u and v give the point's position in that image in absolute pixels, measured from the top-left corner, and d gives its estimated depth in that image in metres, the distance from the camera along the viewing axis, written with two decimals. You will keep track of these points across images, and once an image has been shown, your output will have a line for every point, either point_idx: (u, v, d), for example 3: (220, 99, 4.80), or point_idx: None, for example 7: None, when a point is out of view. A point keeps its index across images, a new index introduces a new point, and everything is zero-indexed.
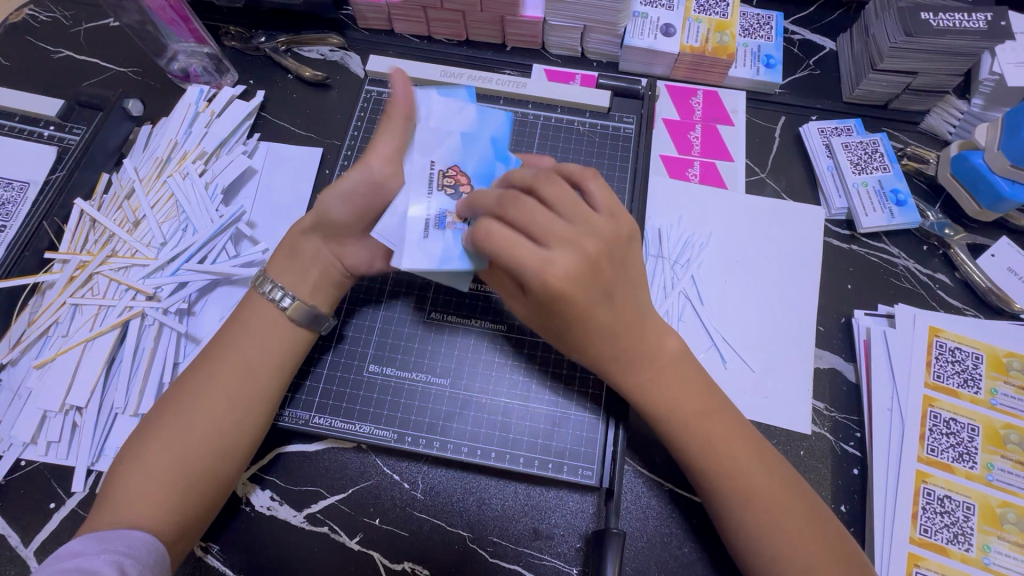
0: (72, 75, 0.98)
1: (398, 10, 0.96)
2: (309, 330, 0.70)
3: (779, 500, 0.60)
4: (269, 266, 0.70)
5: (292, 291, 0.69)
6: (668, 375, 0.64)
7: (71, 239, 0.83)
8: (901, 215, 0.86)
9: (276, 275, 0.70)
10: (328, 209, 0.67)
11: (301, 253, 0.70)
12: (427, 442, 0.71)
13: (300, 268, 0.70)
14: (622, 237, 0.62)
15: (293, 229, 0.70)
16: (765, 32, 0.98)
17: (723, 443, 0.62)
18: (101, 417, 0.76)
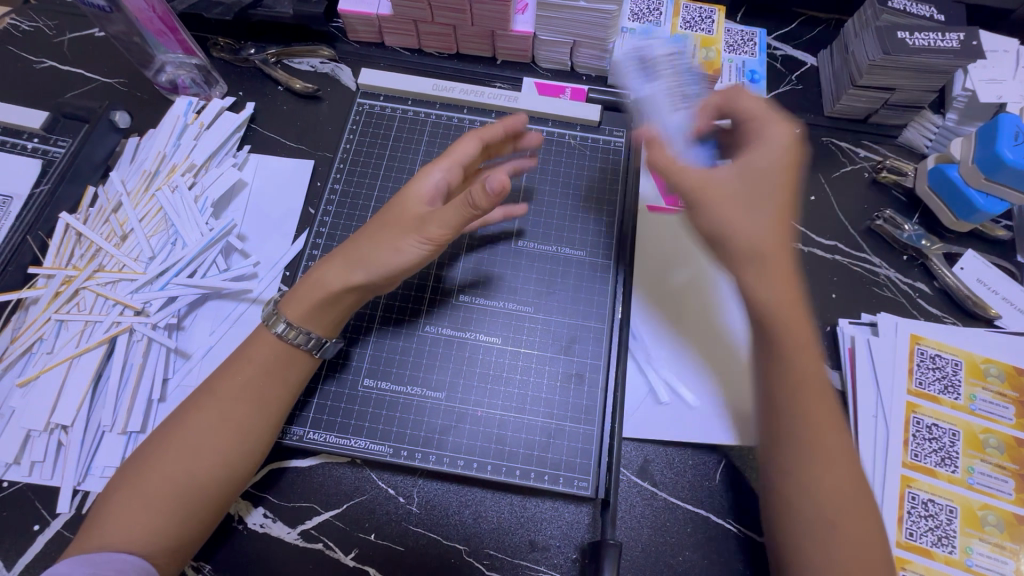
0: (55, 86, 0.96)
1: (389, 23, 0.96)
2: (316, 359, 0.70)
3: (832, 474, 0.60)
4: (285, 307, 0.68)
5: (316, 332, 0.68)
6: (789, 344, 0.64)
7: (56, 253, 0.81)
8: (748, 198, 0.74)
9: (300, 321, 0.68)
10: (394, 267, 0.66)
11: (339, 303, 0.68)
12: (423, 456, 0.71)
13: (337, 316, 0.69)
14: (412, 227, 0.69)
15: (325, 282, 0.67)
16: (749, 48, 1.00)
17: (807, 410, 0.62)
18: (88, 435, 0.74)
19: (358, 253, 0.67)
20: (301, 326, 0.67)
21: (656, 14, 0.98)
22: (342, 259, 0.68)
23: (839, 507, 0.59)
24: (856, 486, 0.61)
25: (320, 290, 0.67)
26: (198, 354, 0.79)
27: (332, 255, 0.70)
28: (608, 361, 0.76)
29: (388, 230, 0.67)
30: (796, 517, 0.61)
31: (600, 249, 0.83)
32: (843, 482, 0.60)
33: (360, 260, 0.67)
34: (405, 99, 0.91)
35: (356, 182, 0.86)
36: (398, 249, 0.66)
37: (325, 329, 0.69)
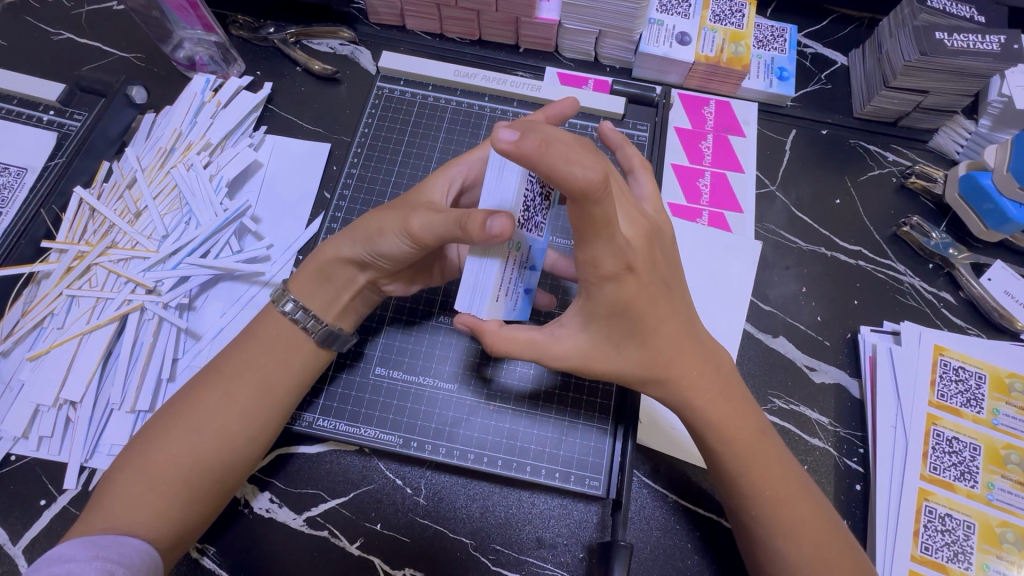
0: (72, 58, 0.95)
1: (411, 6, 0.94)
2: (328, 350, 0.69)
3: (768, 477, 0.62)
4: (293, 281, 0.68)
5: (322, 318, 0.67)
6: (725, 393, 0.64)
7: (69, 228, 0.80)
8: (518, 308, 0.63)
9: (299, 293, 0.67)
10: (376, 251, 0.63)
11: (333, 279, 0.67)
12: (433, 448, 0.70)
13: (333, 297, 0.67)
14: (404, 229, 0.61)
15: (328, 249, 0.66)
16: (779, 44, 0.98)
17: (755, 459, 0.63)
18: (96, 412, 0.74)
19: (367, 230, 0.64)
20: (303, 305, 0.67)
21: (685, 6, 0.95)
22: (352, 236, 0.65)
23: (793, 506, 0.61)
24: (800, 482, 0.64)
25: (325, 267, 0.66)
26: (209, 335, 0.79)
27: (350, 228, 0.66)
28: None
29: (394, 212, 0.62)
30: (764, 524, 0.61)
31: None
32: (780, 479, 0.62)
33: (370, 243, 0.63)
34: (426, 85, 0.89)
35: (373, 167, 0.85)
36: (382, 233, 0.62)
37: (335, 319, 0.68)
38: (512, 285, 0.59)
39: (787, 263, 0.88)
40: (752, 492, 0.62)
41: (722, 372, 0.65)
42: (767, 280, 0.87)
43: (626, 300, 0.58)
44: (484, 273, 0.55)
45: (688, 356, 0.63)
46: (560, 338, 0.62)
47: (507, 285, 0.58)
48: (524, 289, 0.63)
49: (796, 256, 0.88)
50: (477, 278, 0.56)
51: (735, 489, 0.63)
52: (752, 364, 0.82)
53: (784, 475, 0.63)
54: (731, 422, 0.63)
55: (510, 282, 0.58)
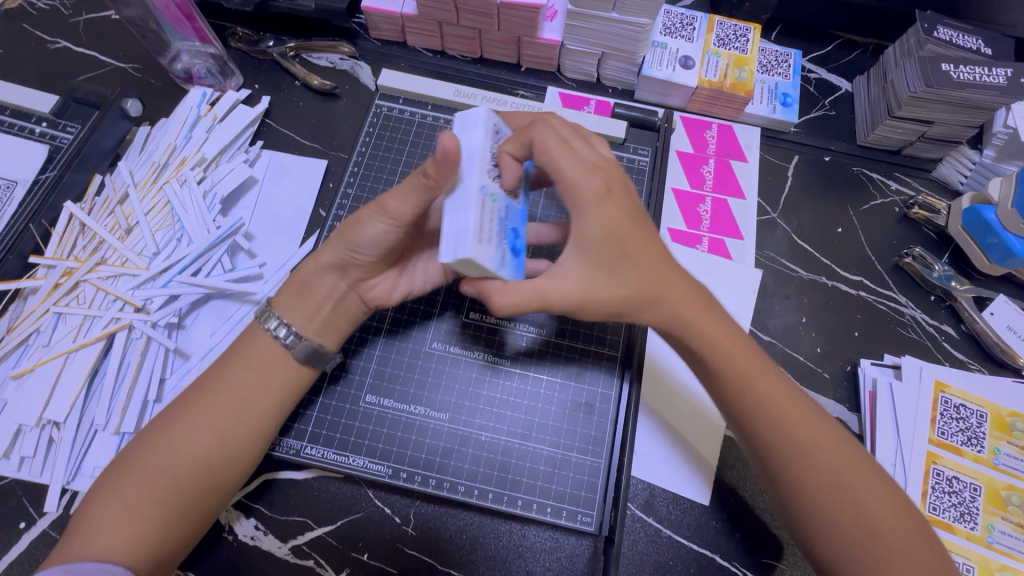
0: (68, 68, 0.94)
1: (413, 23, 0.93)
2: (312, 369, 0.67)
3: (775, 403, 0.60)
4: (274, 300, 0.67)
5: (302, 333, 0.65)
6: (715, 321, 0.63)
7: (58, 243, 0.79)
8: (509, 265, 0.58)
9: (281, 310, 0.66)
10: (357, 243, 0.63)
11: (314, 290, 0.66)
12: (423, 479, 0.68)
13: (314, 306, 0.66)
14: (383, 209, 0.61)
15: (308, 264, 0.66)
16: (783, 70, 0.97)
17: (761, 388, 0.61)
18: (80, 432, 0.73)
19: (344, 229, 0.64)
20: (285, 322, 0.65)
21: (689, 29, 0.94)
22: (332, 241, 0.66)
23: (806, 432, 0.59)
24: (813, 413, 0.61)
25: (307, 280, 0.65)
26: (198, 355, 0.77)
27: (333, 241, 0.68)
28: (620, 391, 0.72)
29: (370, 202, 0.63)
30: (779, 457, 0.59)
31: None
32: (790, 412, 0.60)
33: (345, 237, 0.63)
34: (425, 103, 0.88)
35: (370, 188, 0.83)
36: (358, 223, 0.62)
37: (313, 331, 0.66)
38: (496, 239, 0.56)
39: (787, 292, 0.87)
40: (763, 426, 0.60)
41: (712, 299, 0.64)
42: (767, 309, 0.85)
43: (616, 225, 0.58)
44: (460, 215, 0.54)
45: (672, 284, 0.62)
46: (560, 275, 0.59)
47: (490, 235, 0.55)
48: (514, 248, 0.59)
49: (797, 285, 0.87)
50: (456, 227, 0.54)
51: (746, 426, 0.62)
52: None
53: (791, 402, 0.61)
54: (725, 342, 0.62)
55: (492, 232, 0.55)
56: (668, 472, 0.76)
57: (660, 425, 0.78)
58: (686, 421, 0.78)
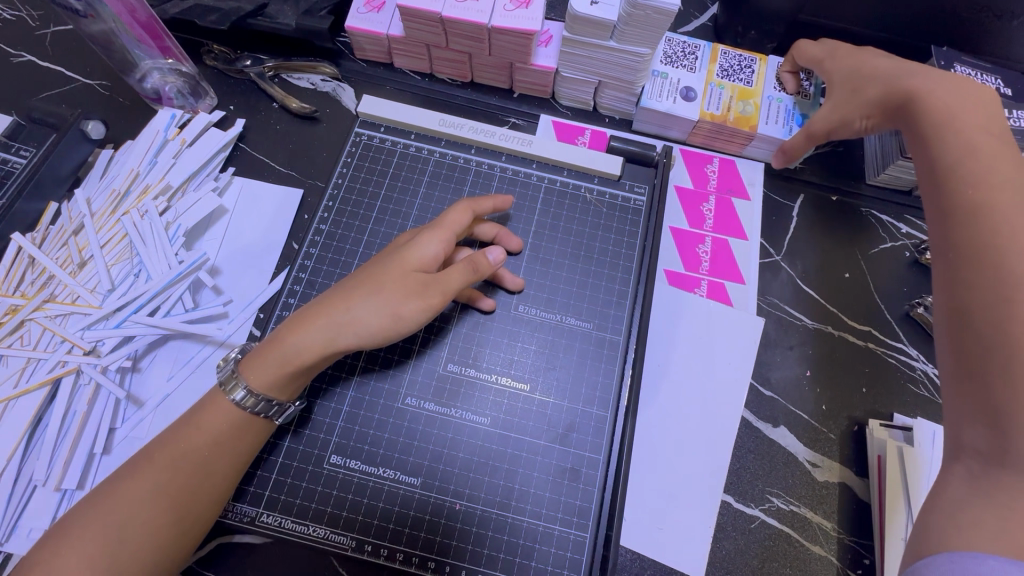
0: (30, 84, 0.88)
1: (399, 45, 0.88)
2: (268, 423, 0.61)
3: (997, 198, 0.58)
4: (255, 380, 0.58)
5: (279, 401, 0.60)
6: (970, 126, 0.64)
7: (4, 277, 0.73)
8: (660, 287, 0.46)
9: (271, 391, 0.58)
10: (386, 336, 0.60)
11: (306, 374, 0.60)
12: (390, 554, 0.61)
13: (307, 380, 0.61)
14: (420, 297, 0.60)
15: (305, 352, 0.58)
16: (803, 88, 0.88)
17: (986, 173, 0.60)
18: (17, 488, 0.66)
19: (356, 314, 0.59)
20: (263, 394, 0.58)
21: (691, 58, 0.89)
22: (313, 318, 0.59)
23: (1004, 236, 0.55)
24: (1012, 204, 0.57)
25: (296, 360, 0.58)
26: (152, 403, 0.71)
27: (300, 314, 0.60)
28: (608, 456, 0.66)
29: (399, 288, 0.60)
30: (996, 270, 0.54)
31: (610, 322, 0.72)
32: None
33: (347, 321, 0.58)
34: (408, 133, 0.82)
35: (346, 223, 0.77)
36: (392, 313, 0.59)
37: (291, 395, 0.61)
38: None
39: (791, 342, 0.81)
40: (968, 293, 0.55)
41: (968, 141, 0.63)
42: (769, 361, 0.80)
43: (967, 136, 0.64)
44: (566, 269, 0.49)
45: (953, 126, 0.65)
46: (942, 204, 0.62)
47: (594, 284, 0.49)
48: None
49: (801, 334, 0.82)
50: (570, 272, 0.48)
51: (963, 313, 0.55)
52: (750, 457, 0.74)
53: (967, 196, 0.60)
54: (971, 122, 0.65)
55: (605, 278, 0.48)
56: (659, 542, 0.70)
57: (649, 488, 0.72)
58: (681, 485, 0.72)
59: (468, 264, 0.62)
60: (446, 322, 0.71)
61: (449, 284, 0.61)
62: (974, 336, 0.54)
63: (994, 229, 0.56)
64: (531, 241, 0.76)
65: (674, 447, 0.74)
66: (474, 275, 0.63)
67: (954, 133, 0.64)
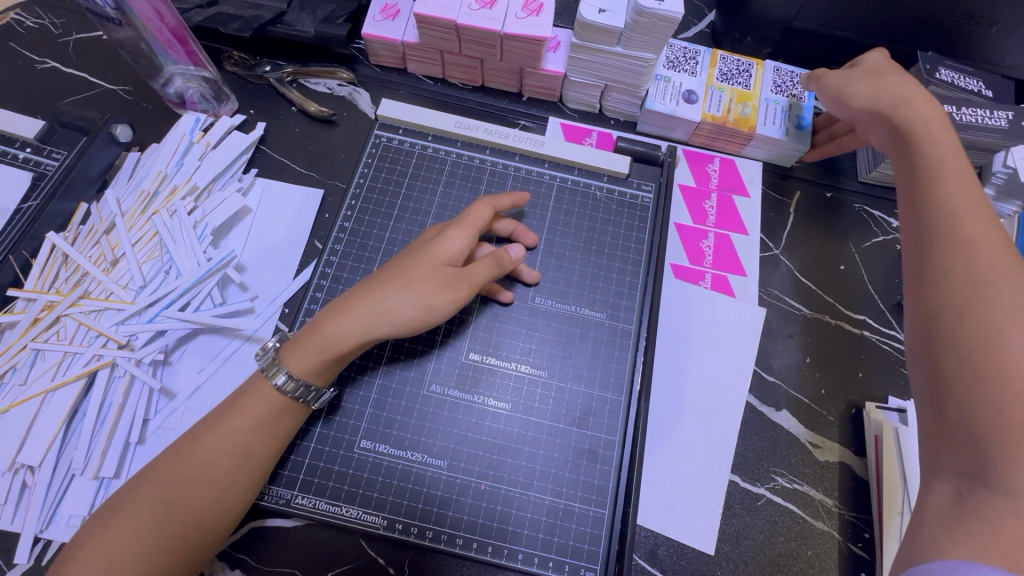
0: (56, 90, 0.91)
1: (414, 51, 0.92)
2: (304, 408, 0.64)
3: (956, 217, 0.63)
4: (294, 366, 0.61)
5: (316, 386, 0.63)
6: (937, 145, 0.70)
7: (39, 275, 0.75)
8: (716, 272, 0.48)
9: (308, 376, 0.62)
10: (417, 325, 0.64)
11: (341, 361, 0.63)
12: (420, 532, 0.65)
13: (341, 366, 0.64)
14: (448, 289, 0.64)
15: (343, 340, 0.61)
16: (798, 90, 0.93)
17: (951, 193, 0.65)
18: (56, 477, 0.68)
19: (390, 304, 0.62)
20: (303, 380, 0.61)
21: (692, 63, 0.94)
22: (350, 308, 0.62)
23: (965, 253, 0.61)
24: (967, 223, 0.62)
25: (334, 348, 0.61)
26: (184, 395, 0.74)
27: (337, 305, 0.64)
28: (624, 438, 0.70)
29: (429, 280, 0.63)
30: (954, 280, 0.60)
31: (621, 312, 0.76)
32: (1013, 277, 0.58)
33: (381, 312, 0.62)
34: (425, 134, 0.86)
35: (367, 221, 0.81)
36: (423, 304, 0.63)
37: (327, 381, 0.64)
38: None
39: (790, 331, 0.86)
40: (952, 322, 0.57)
41: (933, 160, 0.69)
42: (770, 349, 0.84)
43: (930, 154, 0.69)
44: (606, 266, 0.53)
45: (921, 144, 0.70)
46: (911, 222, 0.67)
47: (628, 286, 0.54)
48: None
49: (800, 323, 0.86)
50: None
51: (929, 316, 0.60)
52: (754, 439, 0.79)
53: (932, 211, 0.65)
54: (939, 145, 0.70)
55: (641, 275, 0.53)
56: (672, 520, 0.74)
57: (661, 470, 0.76)
58: (691, 466, 0.76)
59: (492, 258, 0.66)
60: (468, 313, 0.74)
61: (476, 277, 0.65)
62: (938, 338, 0.58)
63: (953, 245, 0.62)
64: (545, 236, 0.80)
65: (684, 431, 0.78)
66: (497, 270, 0.67)
67: (928, 149, 0.70)
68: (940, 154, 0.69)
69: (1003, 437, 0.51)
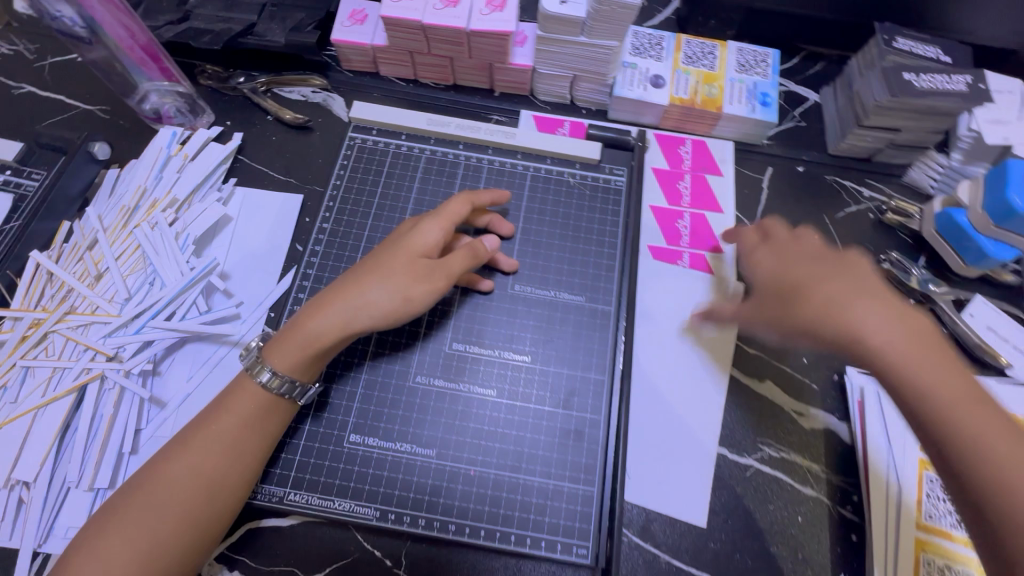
0: (33, 113, 0.92)
1: (384, 54, 0.94)
2: (291, 404, 0.65)
3: (833, 318, 0.59)
4: (278, 362, 0.62)
5: (297, 381, 0.63)
6: (778, 251, 0.70)
7: (25, 294, 0.76)
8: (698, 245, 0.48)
9: (293, 371, 0.63)
10: (397, 317, 0.65)
11: (324, 356, 0.64)
12: (413, 520, 0.66)
13: (325, 362, 0.65)
14: (426, 280, 0.65)
15: (325, 335, 0.63)
16: (762, 69, 0.95)
17: (827, 289, 0.61)
18: (51, 491, 0.69)
19: (369, 298, 0.63)
20: (287, 376, 0.62)
21: (658, 48, 0.95)
22: (330, 303, 0.63)
23: (907, 367, 0.55)
24: (831, 314, 0.59)
25: (317, 342, 0.63)
26: (174, 403, 0.75)
27: (318, 300, 0.65)
28: (609, 416, 0.71)
29: (406, 273, 0.65)
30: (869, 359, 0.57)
31: (600, 294, 0.78)
32: (877, 289, 0.61)
33: (361, 304, 0.63)
34: (399, 134, 0.88)
35: (346, 221, 0.82)
36: (401, 295, 0.64)
37: (312, 377, 0.65)
38: None
39: None
40: (919, 372, 0.55)
41: (768, 266, 0.69)
42: None
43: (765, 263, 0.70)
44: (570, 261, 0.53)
45: (756, 265, 0.71)
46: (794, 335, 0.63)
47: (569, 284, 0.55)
48: None
49: None
50: None
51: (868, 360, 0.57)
52: (740, 411, 0.80)
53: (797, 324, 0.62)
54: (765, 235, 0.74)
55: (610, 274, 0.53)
56: (663, 495, 0.75)
57: (649, 447, 0.77)
58: (676, 444, 0.77)
59: (468, 249, 0.68)
60: (449, 304, 0.75)
61: (452, 268, 0.67)
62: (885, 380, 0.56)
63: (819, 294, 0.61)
64: (521, 225, 0.82)
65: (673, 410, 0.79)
66: (472, 261, 0.68)
67: (764, 267, 0.69)
68: (777, 258, 0.68)
69: (996, 473, 0.49)
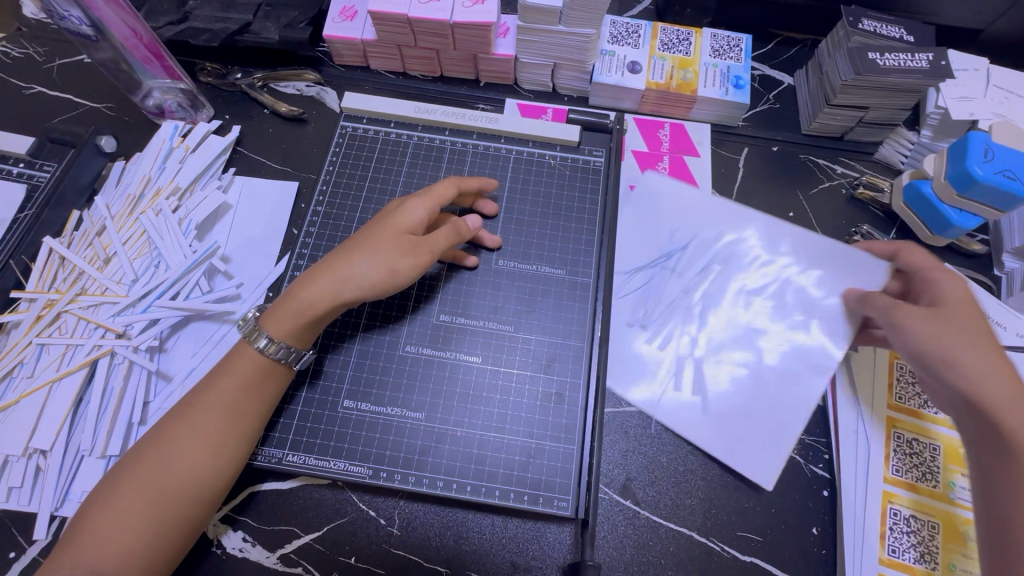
0: (44, 112, 0.97)
1: (373, 48, 0.99)
2: (287, 369, 0.69)
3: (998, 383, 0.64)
4: (274, 328, 0.67)
5: (293, 347, 0.68)
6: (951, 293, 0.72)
7: (39, 277, 0.81)
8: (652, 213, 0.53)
9: (288, 337, 0.67)
10: (384, 289, 0.69)
11: (316, 324, 0.69)
12: (403, 478, 0.70)
13: (317, 330, 0.70)
14: (411, 254, 0.69)
15: (317, 304, 0.67)
16: (735, 53, 0.99)
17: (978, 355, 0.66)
18: (66, 459, 0.74)
19: (357, 271, 0.68)
20: (283, 342, 0.67)
21: (635, 36, 1.00)
22: (321, 274, 0.68)
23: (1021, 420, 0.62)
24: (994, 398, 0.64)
25: (309, 311, 0.67)
26: (180, 376, 0.80)
27: (311, 272, 0.69)
28: (588, 380, 0.75)
29: (393, 249, 0.69)
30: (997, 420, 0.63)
31: (580, 267, 0.82)
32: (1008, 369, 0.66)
33: (350, 276, 0.68)
34: (388, 122, 0.92)
35: (339, 205, 0.86)
36: (387, 267, 0.68)
37: (306, 344, 0.70)
38: None
39: None
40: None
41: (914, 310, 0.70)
42: None
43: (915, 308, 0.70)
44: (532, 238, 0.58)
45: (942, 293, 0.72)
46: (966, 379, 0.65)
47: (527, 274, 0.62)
48: None
49: None
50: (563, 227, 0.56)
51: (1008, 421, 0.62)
52: None
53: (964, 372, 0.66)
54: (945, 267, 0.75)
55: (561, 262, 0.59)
56: (643, 456, 0.78)
57: (630, 411, 0.80)
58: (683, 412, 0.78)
59: (451, 226, 0.72)
60: (436, 279, 0.80)
61: (435, 243, 0.71)
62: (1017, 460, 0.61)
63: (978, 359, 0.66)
64: (505, 205, 0.86)
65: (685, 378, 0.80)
66: (455, 238, 0.72)
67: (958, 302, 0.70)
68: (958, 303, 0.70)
69: None
